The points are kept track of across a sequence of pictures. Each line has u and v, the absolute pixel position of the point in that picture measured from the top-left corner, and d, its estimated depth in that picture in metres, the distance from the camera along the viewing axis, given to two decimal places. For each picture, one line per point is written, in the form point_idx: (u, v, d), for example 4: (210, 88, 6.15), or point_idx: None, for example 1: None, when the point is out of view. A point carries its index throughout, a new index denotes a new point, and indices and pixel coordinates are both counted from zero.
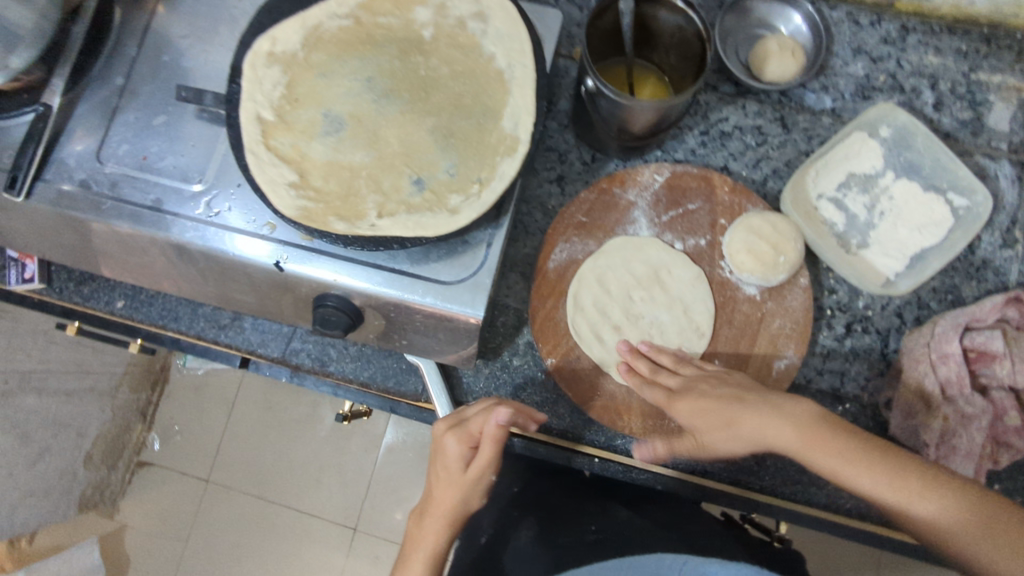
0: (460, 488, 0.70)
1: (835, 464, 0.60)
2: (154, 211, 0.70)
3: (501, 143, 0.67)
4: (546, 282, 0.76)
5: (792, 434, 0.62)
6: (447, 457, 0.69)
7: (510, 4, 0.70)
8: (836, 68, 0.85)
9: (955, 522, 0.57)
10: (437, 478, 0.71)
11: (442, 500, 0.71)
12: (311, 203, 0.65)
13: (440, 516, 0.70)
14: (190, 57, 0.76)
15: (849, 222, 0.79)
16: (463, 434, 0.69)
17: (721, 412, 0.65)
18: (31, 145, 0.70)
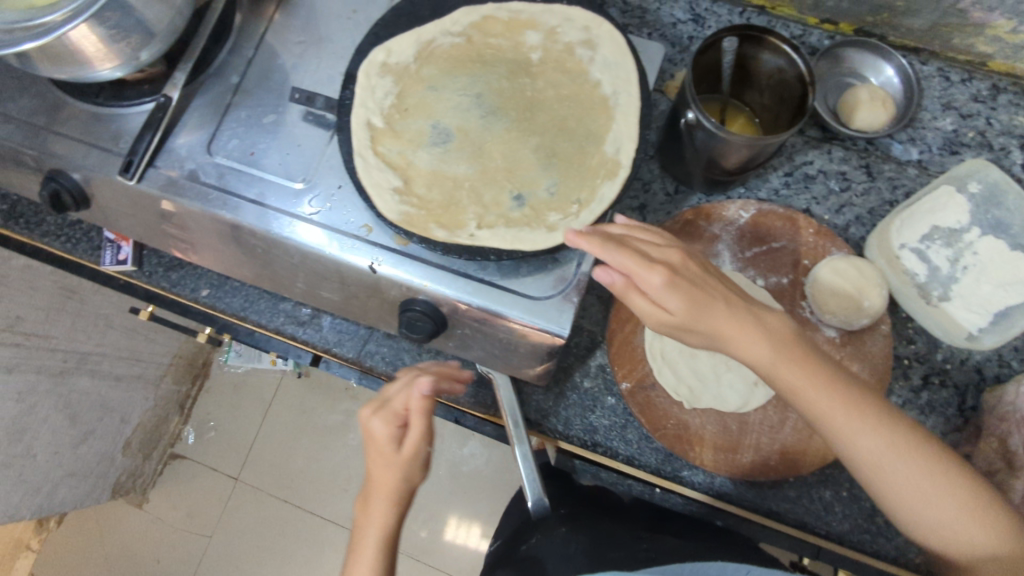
0: (394, 469, 0.65)
1: (810, 386, 0.60)
2: (257, 205, 0.73)
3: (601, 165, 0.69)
4: (625, 308, 0.78)
5: (771, 353, 0.60)
6: (378, 441, 0.66)
7: (619, 33, 0.72)
8: (924, 121, 0.86)
9: (908, 467, 0.60)
10: (373, 462, 0.67)
11: (378, 484, 0.66)
12: (413, 208, 0.67)
13: (383, 498, 0.66)
14: (303, 62, 0.79)
15: (930, 275, 0.79)
16: (388, 412, 0.66)
17: (699, 304, 0.57)
18: (149, 133, 0.74)
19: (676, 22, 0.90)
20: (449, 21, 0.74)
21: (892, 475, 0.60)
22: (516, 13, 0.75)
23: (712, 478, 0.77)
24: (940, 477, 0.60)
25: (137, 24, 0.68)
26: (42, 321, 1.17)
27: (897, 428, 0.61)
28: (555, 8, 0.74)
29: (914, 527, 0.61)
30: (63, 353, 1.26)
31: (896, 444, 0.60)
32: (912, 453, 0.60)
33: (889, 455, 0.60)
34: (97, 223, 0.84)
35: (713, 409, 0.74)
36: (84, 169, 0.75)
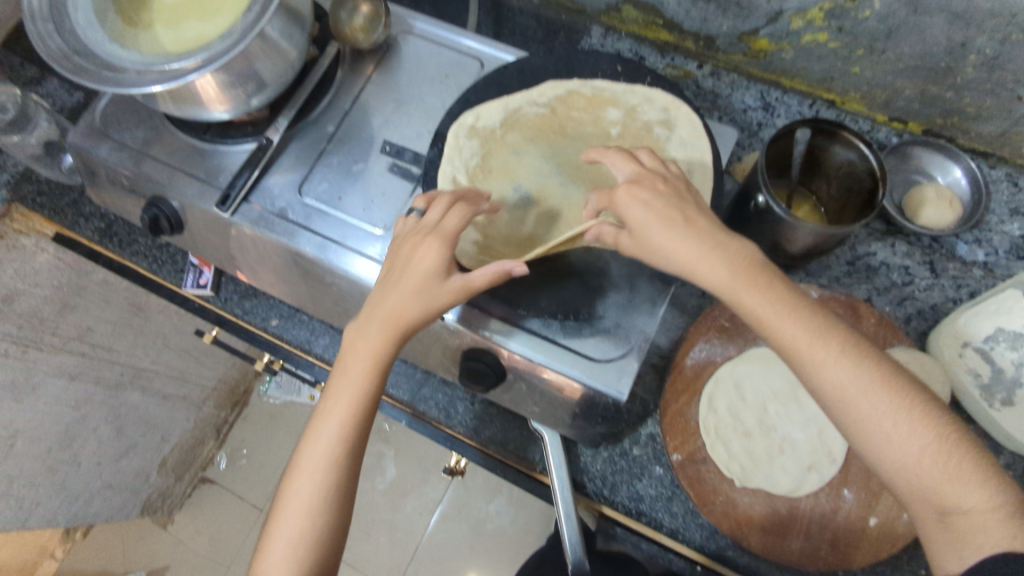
0: (418, 299, 0.62)
1: (764, 306, 0.55)
2: (339, 245, 0.78)
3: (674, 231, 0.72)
4: (682, 377, 0.78)
5: (731, 275, 0.56)
6: (423, 263, 0.62)
7: (697, 116, 0.76)
8: (991, 224, 0.87)
9: (881, 404, 0.52)
10: (390, 283, 0.63)
11: (399, 312, 0.62)
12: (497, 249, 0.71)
13: (389, 322, 0.62)
14: (394, 117, 0.85)
15: (994, 376, 0.78)
16: (443, 239, 0.63)
17: (670, 227, 0.58)
18: (247, 171, 0.80)
19: (747, 108, 0.95)
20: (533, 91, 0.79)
21: (863, 407, 0.52)
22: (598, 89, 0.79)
23: (756, 561, 0.76)
24: (915, 416, 0.51)
25: (252, 77, 0.75)
26: (110, 335, 1.19)
27: (865, 355, 0.53)
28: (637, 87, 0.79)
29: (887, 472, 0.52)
30: (119, 368, 1.26)
31: (866, 372, 0.53)
32: (882, 382, 0.52)
33: (856, 385, 0.52)
34: (186, 248, 0.91)
35: (764, 490, 0.73)
36: (185, 198, 0.82)
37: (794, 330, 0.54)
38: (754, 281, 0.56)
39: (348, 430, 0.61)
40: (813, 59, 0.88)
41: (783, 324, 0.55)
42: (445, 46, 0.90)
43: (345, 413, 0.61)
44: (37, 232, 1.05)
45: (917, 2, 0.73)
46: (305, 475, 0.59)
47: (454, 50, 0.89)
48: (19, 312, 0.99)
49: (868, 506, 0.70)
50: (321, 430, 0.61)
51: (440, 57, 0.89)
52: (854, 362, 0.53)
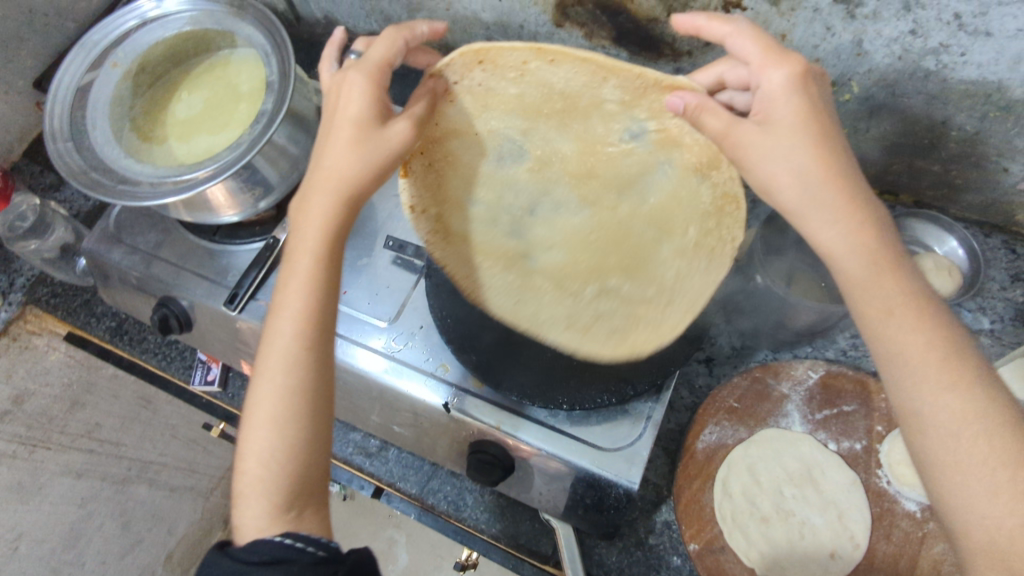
0: (355, 154, 0.55)
1: (892, 295, 0.50)
2: (343, 339, 0.78)
3: (679, 267, 0.66)
4: (693, 463, 0.76)
5: (866, 252, 0.51)
6: (352, 109, 0.55)
7: None
8: (993, 291, 0.87)
9: (983, 443, 0.47)
10: (334, 143, 0.56)
11: (332, 173, 0.55)
12: (531, 88, 0.57)
13: (331, 191, 0.56)
14: (396, 212, 0.87)
15: None
16: (376, 81, 0.56)
17: (816, 159, 0.51)
18: (254, 270, 0.83)
19: None
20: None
21: (959, 444, 0.47)
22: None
23: None
24: (1020, 469, 0.46)
25: (260, 182, 0.79)
26: (117, 429, 1.12)
27: (982, 397, 0.48)
28: None
29: (963, 521, 0.47)
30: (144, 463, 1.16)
31: (969, 399, 0.48)
32: (994, 426, 0.47)
33: (957, 409, 0.48)
34: (194, 346, 0.92)
35: None
36: (195, 297, 0.84)
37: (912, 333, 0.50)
38: (892, 268, 0.51)
39: (306, 315, 0.56)
40: None
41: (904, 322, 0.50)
42: None
43: (301, 303, 0.56)
44: (50, 331, 1.08)
45: (894, 86, 0.76)
46: (270, 375, 0.55)
47: None
48: (29, 413, 1.00)
49: None
50: (281, 328, 0.56)
51: None
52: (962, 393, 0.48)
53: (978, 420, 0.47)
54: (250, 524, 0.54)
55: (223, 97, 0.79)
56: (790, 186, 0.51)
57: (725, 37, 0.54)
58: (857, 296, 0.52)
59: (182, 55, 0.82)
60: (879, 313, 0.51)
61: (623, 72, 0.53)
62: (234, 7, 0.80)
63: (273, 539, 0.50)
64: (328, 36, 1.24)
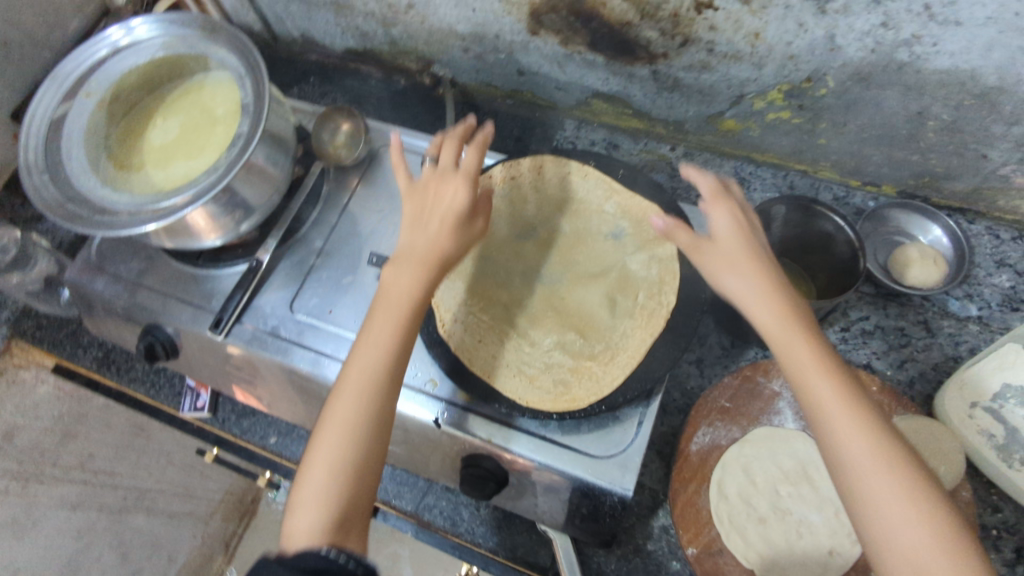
0: (450, 234, 0.66)
1: (805, 353, 0.55)
2: (333, 359, 0.79)
3: (628, 326, 0.71)
4: (688, 466, 0.76)
5: (779, 314, 0.57)
6: (453, 202, 0.67)
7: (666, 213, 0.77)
8: (979, 278, 0.87)
9: (893, 484, 0.50)
10: (421, 223, 0.67)
11: (437, 241, 0.65)
12: (556, 199, 0.82)
13: (414, 259, 0.64)
14: (381, 229, 0.87)
15: (1010, 435, 0.76)
16: (467, 177, 0.68)
17: (747, 261, 0.60)
18: (238, 293, 0.81)
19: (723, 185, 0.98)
20: (536, 197, 0.82)
21: (875, 487, 0.50)
22: (573, 191, 0.81)
23: None
24: (928, 508, 0.49)
25: (240, 204, 0.78)
26: (111, 458, 1.07)
27: (893, 443, 0.52)
28: (605, 178, 0.80)
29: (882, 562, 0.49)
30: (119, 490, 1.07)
31: (880, 442, 0.51)
32: (900, 464, 0.50)
33: (866, 449, 0.51)
34: (182, 373, 0.91)
35: None
36: (179, 323, 0.83)
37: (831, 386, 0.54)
38: (804, 331, 0.56)
39: (386, 361, 0.61)
40: (780, 134, 0.91)
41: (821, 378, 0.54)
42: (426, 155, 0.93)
43: (386, 348, 0.61)
44: (36, 363, 1.05)
45: (869, 79, 0.76)
46: (337, 425, 0.58)
47: None
48: (18, 448, 0.93)
49: None
50: (361, 358, 0.60)
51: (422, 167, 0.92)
52: (871, 431, 0.52)
53: (891, 464, 0.50)
54: (302, 531, 0.54)
55: (198, 122, 0.79)
56: (735, 281, 0.59)
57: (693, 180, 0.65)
58: (781, 355, 0.56)
59: (156, 82, 0.82)
60: (795, 367, 0.55)
61: (620, 195, 0.79)
62: (206, 29, 0.79)
63: (318, 549, 0.51)
64: (306, 55, 1.24)
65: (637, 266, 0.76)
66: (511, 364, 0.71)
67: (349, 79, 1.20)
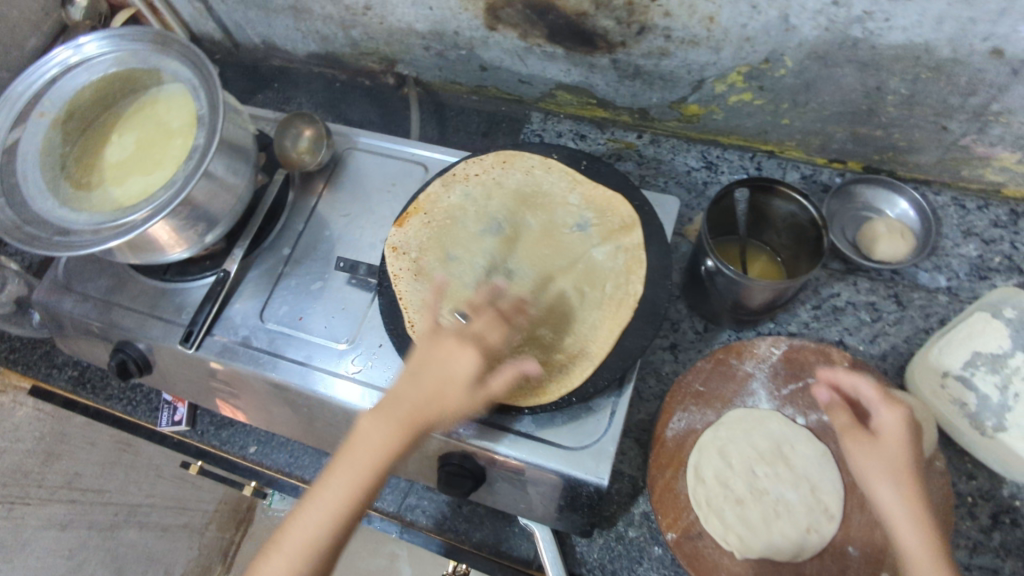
0: (452, 404, 0.61)
1: (893, 504, 0.61)
2: (305, 367, 0.78)
3: (596, 316, 0.72)
4: (664, 451, 0.76)
5: (886, 474, 0.63)
6: (456, 366, 0.63)
7: (626, 202, 0.78)
8: (947, 249, 0.87)
9: None
10: (427, 382, 0.62)
11: (420, 407, 0.60)
12: (524, 190, 0.81)
13: (410, 420, 0.60)
14: (349, 232, 0.87)
15: (981, 404, 0.76)
16: (479, 348, 0.64)
17: (886, 432, 0.65)
18: (208, 305, 0.81)
19: (690, 169, 0.97)
20: (501, 192, 0.82)
21: None
22: (537, 185, 0.82)
23: None
24: None
25: (205, 216, 0.78)
26: (100, 476, 0.91)
27: None
28: (568, 171, 0.81)
29: None
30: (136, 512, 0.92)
31: None
32: None
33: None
34: (158, 388, 0.91)
35: (766, 560, 0.70)
36: (149, 339, 0.82)
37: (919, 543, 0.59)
38: (909, 491, 0.62)
39: (342, 519, 0.57)
40: (744, 116, 0.91)
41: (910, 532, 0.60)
42: (391, 155, 0.93)
43: (345, 507, 0.57)
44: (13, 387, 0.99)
45: (825, 57, 0.76)
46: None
47: (400, 159, 0.92)
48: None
49: (875, 562, 0.69)
50: (319, 507, 0.57)
51: (387, 168, 0.92)
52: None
53: None
54: None
55: (154, 137, 0.78)
56: (852, 439, 0.66)
57: (855, 384, 0.71)
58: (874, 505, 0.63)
59: (110, 98, 0.81)
60: (889, 514, 0.61)
61: (584, 184, 0.80)
62: (158, 42, 0.79)
63: None
64: (269, 60, 1.23)
65: (603, 257, 0.76)
66: None
67: (313, 83, 1.19)
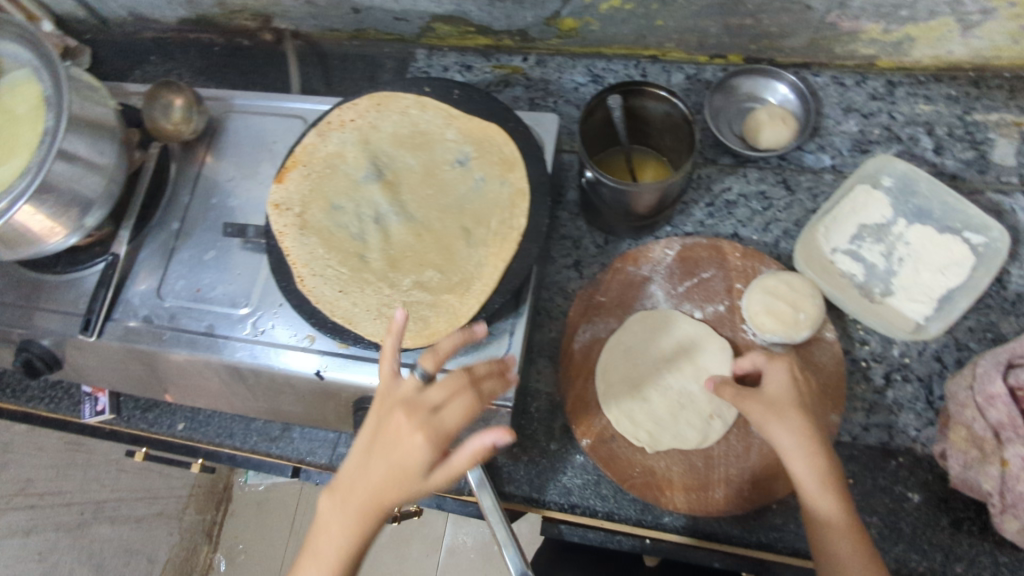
0: (406, 489, 0.56)
1: (789, 446, 0.65)
2: (207, 336, 0.77)
3: (481, 240, 0.73)
4: (573, 363, 0.80)
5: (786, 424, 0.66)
6: (408, 457, 0.56)
7: (496, 125, 0.77)
8: (830, 128, 0.89)
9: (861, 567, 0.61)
10: (386, 470, 0.57)
11: (375, 496, 0.56)
12: (401, 128, 0.80)
13: (369, 507, 0.57)
14: (236, 196, 0.85)
15: (869, 273, 0.80)
16: (435, 433, 0.57)
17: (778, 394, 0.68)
18: (103, 291, 0.80)
19: (578, 85, 0.96)
20: (379, 136, 0.80)
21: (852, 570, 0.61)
22: (414, 126, 0.80)
23: (694, 520, 0.77)
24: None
25: (77, 197, 0.73)
26: (53, 480, 1.22)
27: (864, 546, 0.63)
28: (443, 108, 0.80)
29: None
30: (120, 493, 1.35)
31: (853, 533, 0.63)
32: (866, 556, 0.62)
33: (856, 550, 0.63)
34: (75, 382, 0.91)
35: (676, 450, 0.74)
36: (52, 335, 0.81)
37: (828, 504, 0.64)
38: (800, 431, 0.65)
39: None
40: (619, 23, 0.90)
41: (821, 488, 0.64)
42: (269, 112, 0.90)
43: None
44: None
45: None
46: None
47: (279, 114, 0.90)
48: None
49: None
50: None
51: (266, 126, 0.89)
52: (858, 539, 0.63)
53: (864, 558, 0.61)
54: None
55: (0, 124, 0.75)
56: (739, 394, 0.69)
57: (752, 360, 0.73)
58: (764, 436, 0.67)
59: None
60: (784, 453, 0.65)
61: (458, 115, 0.79)
62: None
63: None
64: (141, 34, 1.17)
65: (484, 186, 0.76)
66: (375, 304, 0.71)
67: (190, 51, 1.15)
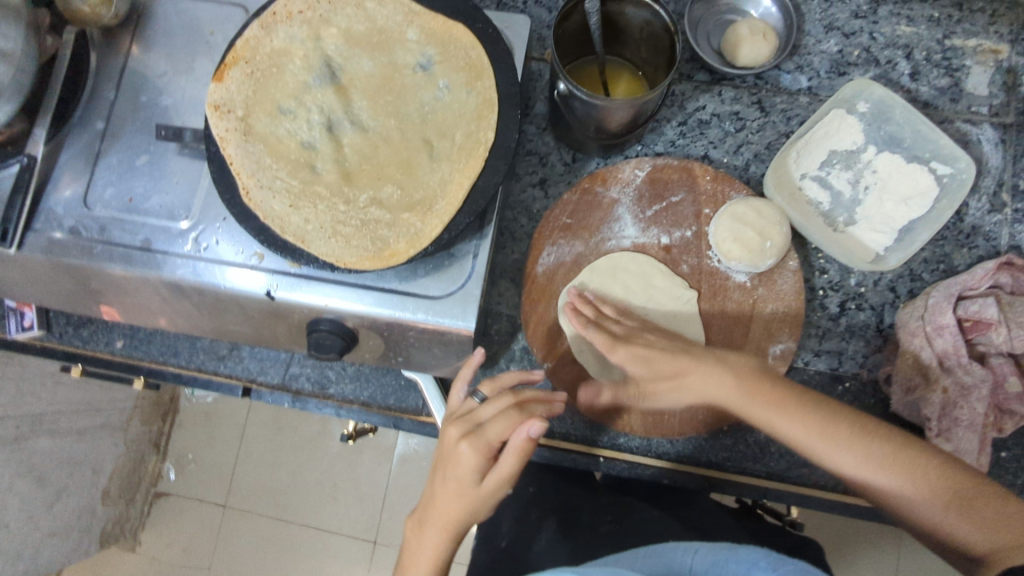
0: (470, 502, 0.63)
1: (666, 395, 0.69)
2: (144, 252, 0.71)
3: (445, 154, 0.68)
4: (536, 287, 0.77)
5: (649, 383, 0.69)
6: (459, 467, 0.63)
7: (463, 27, 0.70)
8: (809, 46, 0.85)
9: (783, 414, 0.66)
10: (445, 488, 0.65)
11: (443, 512, 0.64)
12: (357, 24, 0.72)
13: (442, 524, 0.64)
14: (169, 95, 0.76)
15: (834, 201, 0.79)
16: (480, 442, 0.63)
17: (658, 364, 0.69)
18: (18, 198, 0.70)
19: None
20: (331, 32, 0.72)
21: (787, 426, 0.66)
22: (371, 22, 0.72)
23: (648, 439, 0.79)
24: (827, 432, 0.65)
25: None
26: None
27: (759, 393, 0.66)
28: (403, 2, 0.72)
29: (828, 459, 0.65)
30: (56, 406, 1.29)
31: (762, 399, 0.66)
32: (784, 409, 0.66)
33: (882, 472, 0.63)
34: None
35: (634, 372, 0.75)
36: None
37: (854, 454, 0.63)
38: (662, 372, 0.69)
39: None
40: None
41: (831, 451, 0.64)
42: None
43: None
44: None
45: None
46: None
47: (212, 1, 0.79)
48: None
49: None
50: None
51: (200, 13, 0.79)
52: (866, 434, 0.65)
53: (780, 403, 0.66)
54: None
55: None
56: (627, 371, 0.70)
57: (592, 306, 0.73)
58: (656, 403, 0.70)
59: None
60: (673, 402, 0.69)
61: (421, 12, 0.72)
62: None
63: None
64: None
65: (449, 94, 0.70)
66: (329, 222, 0.66)
67: None
